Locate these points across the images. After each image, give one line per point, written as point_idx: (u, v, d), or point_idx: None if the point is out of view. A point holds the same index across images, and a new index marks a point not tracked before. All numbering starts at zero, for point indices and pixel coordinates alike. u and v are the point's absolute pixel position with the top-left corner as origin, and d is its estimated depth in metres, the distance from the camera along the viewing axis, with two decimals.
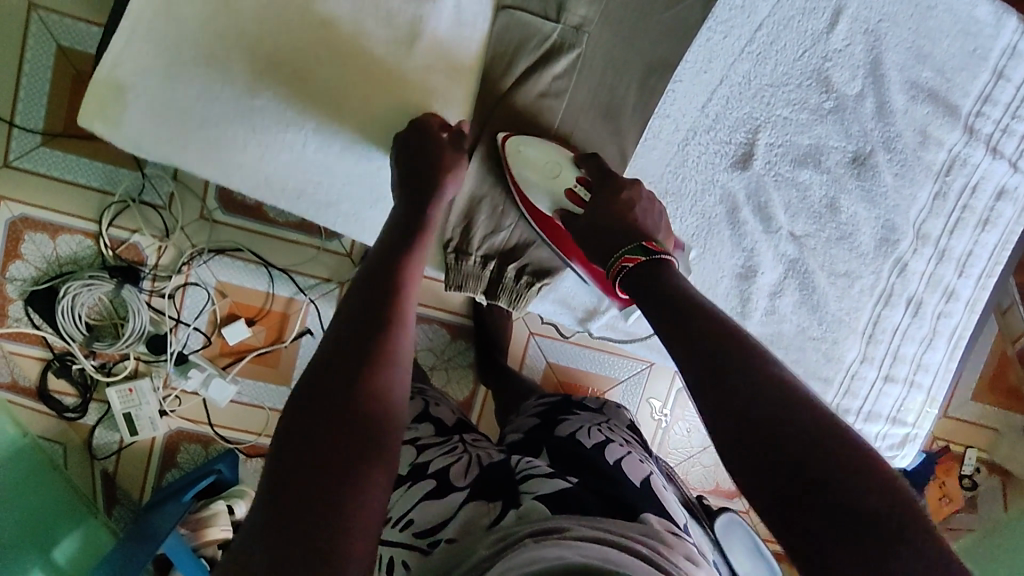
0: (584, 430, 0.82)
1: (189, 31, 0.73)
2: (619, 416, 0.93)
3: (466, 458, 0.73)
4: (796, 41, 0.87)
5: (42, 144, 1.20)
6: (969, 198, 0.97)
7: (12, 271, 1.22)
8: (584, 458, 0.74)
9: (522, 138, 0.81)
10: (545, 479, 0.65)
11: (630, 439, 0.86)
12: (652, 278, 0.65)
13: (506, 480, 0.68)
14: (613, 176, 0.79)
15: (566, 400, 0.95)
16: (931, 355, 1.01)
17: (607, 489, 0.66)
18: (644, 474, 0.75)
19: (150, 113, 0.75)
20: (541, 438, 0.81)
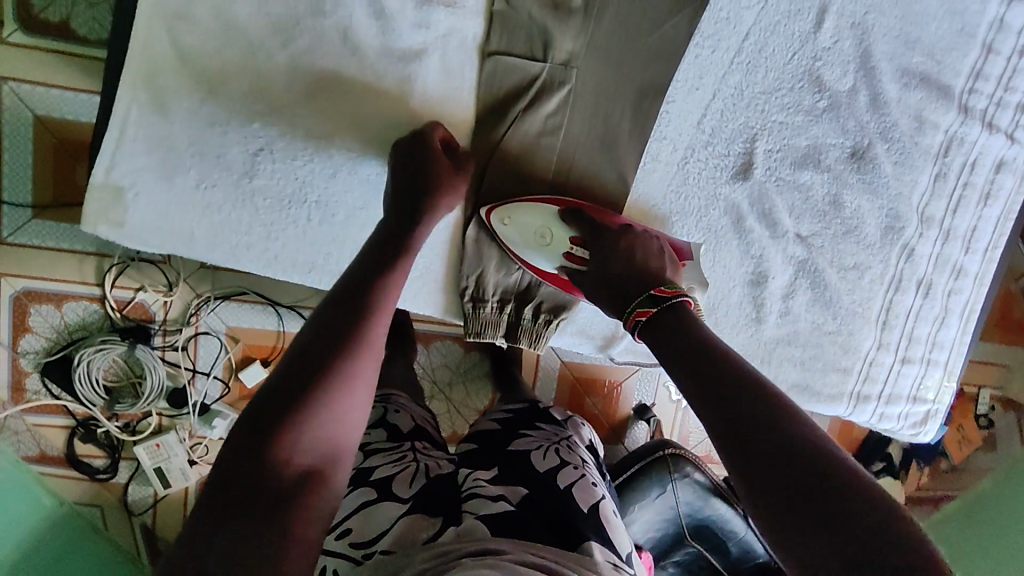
0: (542, 448, 0.78)
1: (179, 127, 0.74)
2: (579, 435, 0.88)
3: (414, 469, 0.73)
4: (784, 45, 0.86)
5: (33, 217, 1.18)
6: (969, 175, 0.97)
7: (23, 345, 1.22)
8: (535, 476, 0.72)
9: (509, 208, 0.82)
10: (490, 497, 0.66)
11: (589, 459, 0.82)
12: (671, 325, 0.61)
13: (451, 497, 0.69)
14: (604, 232, 0.77)
15: (530, 411, 0.90)
16: (946, 332, 1.02)
17: (554, 510, 0.66)
18: (594, 499, 0.71)
19: (152, 206, 0.75)
20: (495, 451, 0.77)
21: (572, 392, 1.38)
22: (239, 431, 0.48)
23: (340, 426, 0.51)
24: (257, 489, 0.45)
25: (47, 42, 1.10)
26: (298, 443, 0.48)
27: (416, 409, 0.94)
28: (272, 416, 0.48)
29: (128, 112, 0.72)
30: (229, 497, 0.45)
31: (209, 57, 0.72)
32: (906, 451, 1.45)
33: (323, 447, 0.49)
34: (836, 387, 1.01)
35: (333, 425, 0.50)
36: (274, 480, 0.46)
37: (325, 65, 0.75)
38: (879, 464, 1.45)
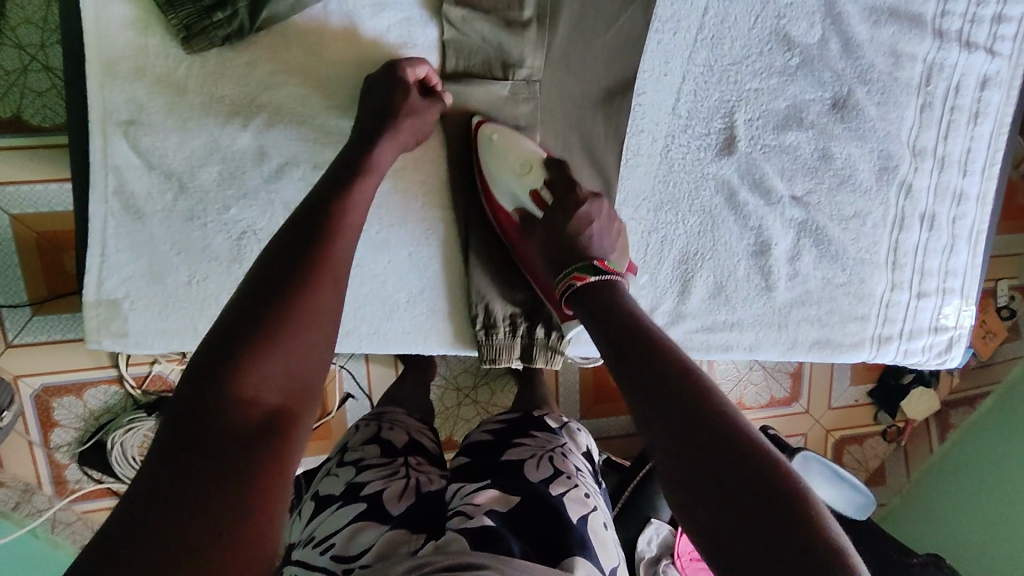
0: (534, 457, 0.73)
1: (159, 228, 0.73)
2: (574, 442, 0.82)
3: (406, 483, 0.71)
4: (746, 11, 0.83)
5: (34, 314, 1.18)
6: (955, 99, 0.94)
7: (55, 440, 1.23)
8: (522, 488, 0.67)
9: (496, 127, 0.78)
10: (471, 509, 0.61)
11: (584, 467, 0.77)
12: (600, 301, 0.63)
13: (434, 512, 0.64)
14: (574, 187, 0.76)
15: (525, 418, 0.85)
16: (957, 259, 1.01)
17: (540, 524, 0.61)
18: (585, 510, 0.66)
19: (147, 306, 0.74)
20: (486, 463, 0.73)
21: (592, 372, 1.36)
22: (194, 374, 0.45)
23: (304, 361, 0.49)
24: (219, 417, 0.43)
25: (13, 142, 1.08)
26: (263, 375, 0.46)
27: (413, 423, 0.90)
28: (241, 341, 0.47)
29: (105, 224, 0.71)
30: (180, 434, 0.42)
31: (173, 152, 0.71)
32: None
33: (289, 382, 0.47)
34: (857, 335, 0.99)
35: (297, 362, 0.48)
36: (236, 421, 0.43)
37: (289, 134, 0.74)
38: (910, 375, 1.46)
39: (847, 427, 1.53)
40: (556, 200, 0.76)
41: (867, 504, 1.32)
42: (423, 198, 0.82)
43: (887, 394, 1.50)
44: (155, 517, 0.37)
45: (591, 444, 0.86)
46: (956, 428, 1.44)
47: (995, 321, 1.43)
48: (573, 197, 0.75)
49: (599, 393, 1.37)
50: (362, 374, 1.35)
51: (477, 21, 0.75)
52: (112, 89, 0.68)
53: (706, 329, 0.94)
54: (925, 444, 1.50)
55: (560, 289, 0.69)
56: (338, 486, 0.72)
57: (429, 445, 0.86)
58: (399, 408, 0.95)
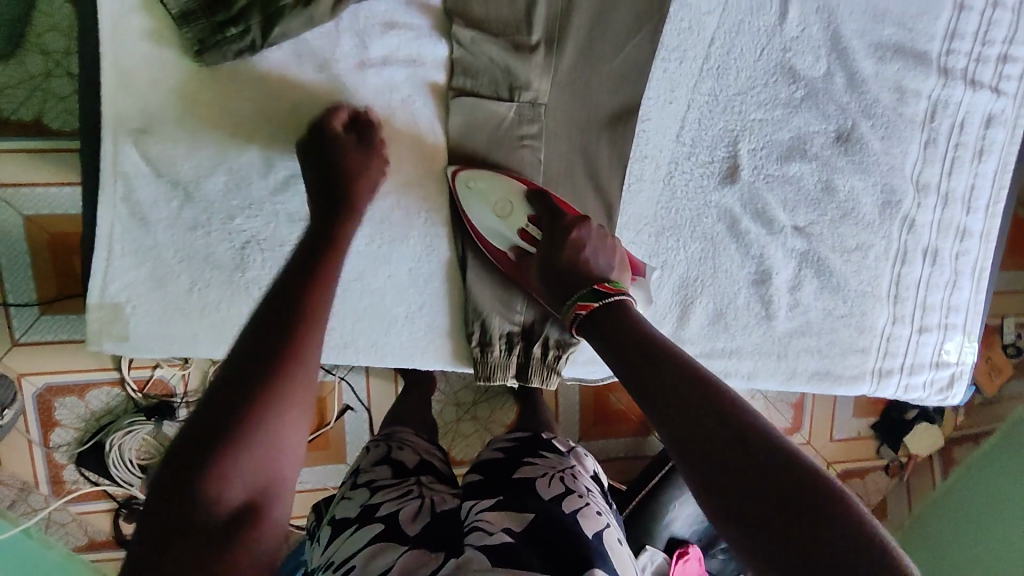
0: (545, 475, 0.73)
1: (165, 235, 0.74)
2: (583, 465, 0.80)
3: (419, 503, 0.70)
4: (752, 43, 0.85)
5: (41, 313, 1.20)
6: (959, 135, 0.95)
7: (54, 439, 1.24)
8: (538, 502, 0.67)
9: (474, 173, 0.80)
10: (489, 529, 0.62)
11: (596, 486, 0.76)
12: (604, 321, 0.62)
13: (451, 533, 0.64)
14: (560, 215, 0.77)
15: (535, 437, 0.85)
16: (959, 295, 1.01)
17: (556, 540, 0.61)
18: (602, 529, 0.65)
19: (149, 311, 0.75)
20: (499, 480, 0.72)
21: (594, 394, 1.36)
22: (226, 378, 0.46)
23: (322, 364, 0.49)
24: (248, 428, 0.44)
25: (33, 144, 1.10)
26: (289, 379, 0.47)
27: (422, 443, 0.90)
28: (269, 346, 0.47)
29: (112, 230, 0.72)
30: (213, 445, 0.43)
31: (182, 160, 0.72)
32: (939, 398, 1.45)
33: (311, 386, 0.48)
34: (857, 368, 0.99)
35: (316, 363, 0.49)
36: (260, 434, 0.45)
37: (295, 148, 0.75)
38: (915, 410, 1.45)
39: (852, 461, 1.51)
40: (542, 232, 0.78)
41: None
42: (426, 215, 0.82)
43: (890, 428, 1.48)
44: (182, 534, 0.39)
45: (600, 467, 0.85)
46: (960, 465, 1.43)
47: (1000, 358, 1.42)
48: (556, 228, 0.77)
49: (599, 414, 1.37)
50: (362, 387, 1.36)
51: (485, 43, 0.77)
52: (127, 97, 0.70)
53: (705, 355, 0.94)
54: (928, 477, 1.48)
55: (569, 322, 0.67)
56: (352, 508, 0.72)
57: (439, 463, 0.86)
58: (405, 428, 0.95)
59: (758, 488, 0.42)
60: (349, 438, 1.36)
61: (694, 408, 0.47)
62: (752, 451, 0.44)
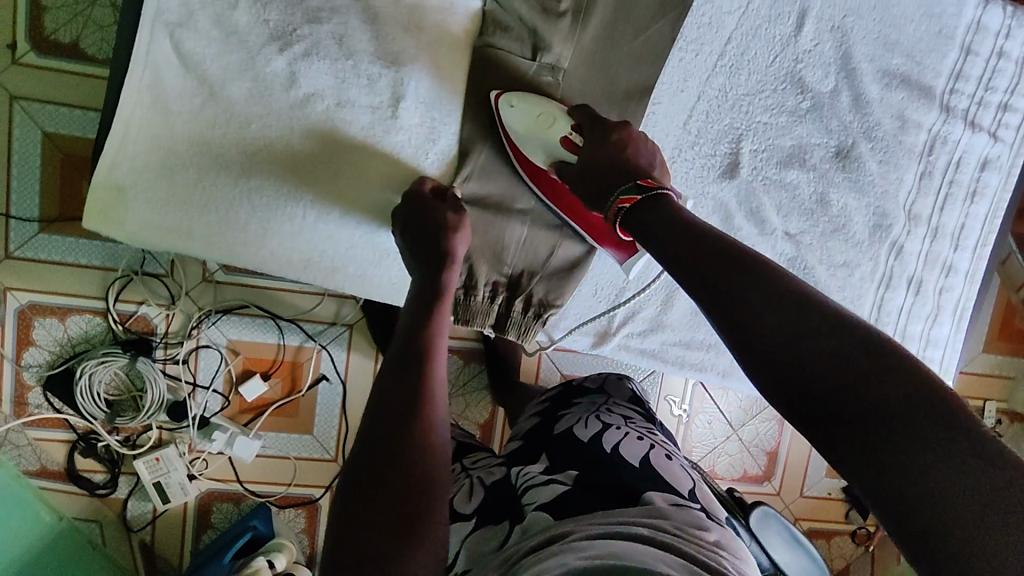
0: (581, 419, 0.86)
1: (180, 131, 0.76)
2: (620, 392, 0.97)
3: (470, 481, 0.78)
4: (766, 48, 0.89)
5: (40, 231, 1.21)
6: (954, 173, 0.98)
7: (27, 358, 1.24)
8: (584, 450, 0.79)
9: (517, 93, 0.81)
10: (542, 486, 0.72)
11: (631, 414, 0.91)
12: (649, 213, 0.69)
13: (509, 493, 0.74)
14: (602, 121, 0.79)
15: (566, 390, 0.97)
16: (938, 330, 1.03)
17: (606, 477, 0.73)
18: (644, 452, 0.80)
19: (151, 207, 0.77)
20: (542, 437, 0.85)
21: None
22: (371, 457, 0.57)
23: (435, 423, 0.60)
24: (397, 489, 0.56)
25: (69, 65, 1.15)
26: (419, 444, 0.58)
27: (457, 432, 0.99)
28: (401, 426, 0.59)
29: (131, 117, 0.74)
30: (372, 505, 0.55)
31: (210, 62, 0.75)
32: None
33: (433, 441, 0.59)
34: None
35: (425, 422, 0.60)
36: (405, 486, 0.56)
37: (320, 66, 0.77)
38: None
39: (817, 519, 1.52)
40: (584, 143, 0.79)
41: None
42: (434, 158, 0.84)
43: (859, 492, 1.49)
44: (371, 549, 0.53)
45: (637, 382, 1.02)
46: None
47: None
48: (601, 135, 0.78)
49: None
50: (341, 359, 1.36)
51: (517, 0, 0.80)
52: None
53: (685, 344, 0.96)
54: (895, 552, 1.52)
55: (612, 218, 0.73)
56: None
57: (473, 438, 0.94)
58: None
59: (844, 376, 0.51)
60: (319, 409, 1.36)
61: (780, 307, 0.55)
62: (829, 330, 0.52)
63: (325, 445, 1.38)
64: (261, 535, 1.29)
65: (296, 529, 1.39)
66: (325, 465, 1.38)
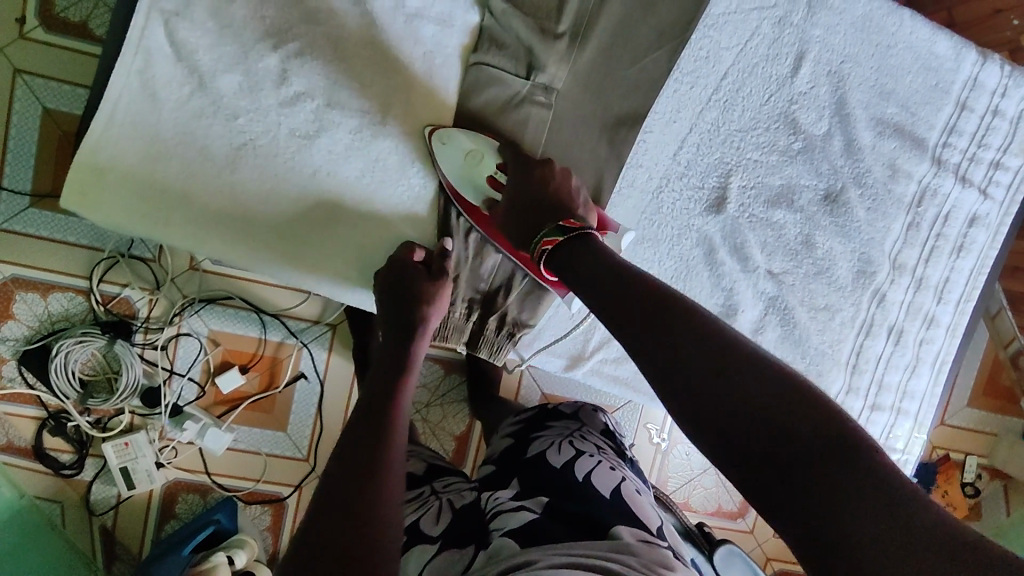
0: (555, 445, 0.85)
1: (168, 118, 0.76)
2: (593, 422, 0.95)
3: (440, 505, 0.78)
4: (761, 87, 0.89)
5: (30, 205, 1.20)
6: (942, 227, 0.98)
7: (4, 331, 1.22)
8: (556, 476, 0.78)
9: (448, 130, 0.81)
10: (511, 511, 0.70)
11: (604, 445, 0.90)
12: (580, 254, 0.72)
13: (477, 520, 0.73)
14: (528, 164, 0.80)
15: (541, 412, 0.97)
16: (915, 381, 1.02)
17: (577, 507, 0.71)
18: (615, 482, 0.79)
19: (131, 189, 0.76)
20: (514, 462, 0.84)
21: None
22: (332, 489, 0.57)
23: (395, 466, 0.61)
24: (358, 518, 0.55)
25: (75, 43, 1.15)
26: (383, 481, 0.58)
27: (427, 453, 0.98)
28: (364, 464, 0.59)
29: (119, 99, 0.74)
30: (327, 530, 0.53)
31: (203, 53, 0.75)
32: None
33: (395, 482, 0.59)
34: None
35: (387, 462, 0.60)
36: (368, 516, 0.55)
37: (313, 67, 0.78)
38: None
39: (787, 561, 1.52)
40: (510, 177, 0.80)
41: None
42: (420, 164, 0.83)
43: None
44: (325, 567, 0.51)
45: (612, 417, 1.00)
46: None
47: (958, 496, 1.53)
48: (526, 173, 0.79)
49: None
50: (322, 359, 1.35)
51: (515, 18, 0.80)
52: None
53: None
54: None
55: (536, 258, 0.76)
56: None
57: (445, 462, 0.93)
58: None
59: (770, 430, 0.54)
60: (295, 407, 1.35)
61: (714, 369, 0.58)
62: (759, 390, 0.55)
63: (298, 445, 1.36)
64: (223, 530, 1.27)
65: (260, 527, 1.36)
66: (297, 465, 1.36)
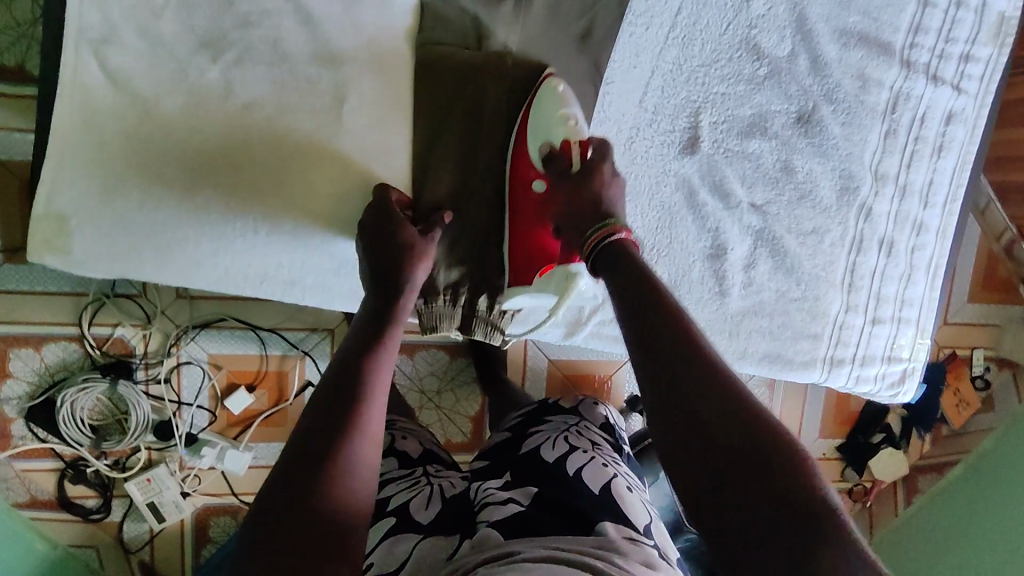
0: (549, 439, 0.80)
1: (120, 153, 0.74)
2: (591, 416, 0.89)
3: (429, 491, 0.74)
4: (718, 17, 0.87)
5: (5, 261, 1.18)
6: (919, 130, 0.97)
7: (5, 391, 1.21)
8: (546, 472, 0.73)
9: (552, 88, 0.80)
10: (499, 503, 0.67)
11: (601, 440, 0.83)
12: (614, 263, 0.65)
13: (465, 512, 0.70)
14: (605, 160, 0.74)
15: (541, 407, 0.92)
16: (913, 289, 1.02)
17: (565, 505, 0.67)
18: (608, 477, 0.73)
19: (98, 232, 0.75)
20: (506, 458, 0.79)
21: (561, 386, 1.40)
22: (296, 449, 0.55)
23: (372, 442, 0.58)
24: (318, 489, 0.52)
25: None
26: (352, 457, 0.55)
27: (423, 434, 0.95)
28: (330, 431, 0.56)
29: (64, 142, 0.72)
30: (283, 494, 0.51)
31: (140, 79, 0.73)
32: (904, 421, 1.52)
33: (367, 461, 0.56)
34: (808, 354, 1.00)
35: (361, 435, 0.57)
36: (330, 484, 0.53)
37: (257, 74, 0.75)
38: (879, 435, 1.52)
39: None
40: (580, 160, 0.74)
41: None
42: (383, 156, 0.81)
43: (856, 452, 1.53)
44: (277, 536, 0.49)
45: (610, 409, 0.94)
46: (925, 492, 1.51)
47: (969, 392, 1.53)
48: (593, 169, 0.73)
49: None
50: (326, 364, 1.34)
51: None
52: (90, 10, 0.70)
53: None
54: (891, 506, 1.57)
55: (591, 241, 0.68)
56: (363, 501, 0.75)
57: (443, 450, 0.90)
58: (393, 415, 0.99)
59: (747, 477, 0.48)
60: None
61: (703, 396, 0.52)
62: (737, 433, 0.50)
63: None
64: None
65: None
66: None
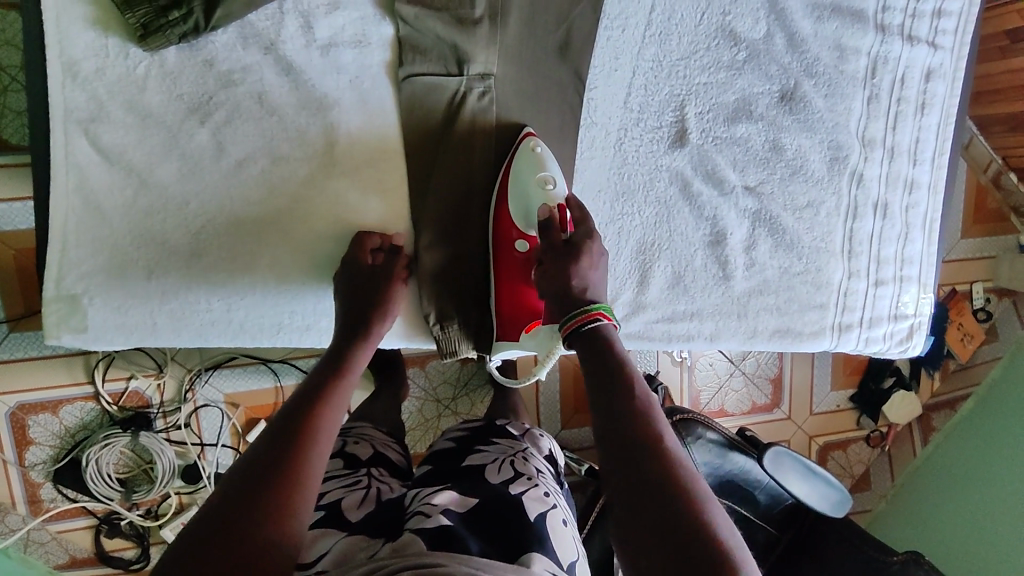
0: (495, 461, 0.74)
1: (120, 223, 0.74)
2: (537, 446, 0.83)
3: (365, 496, 0.68)
4: (692, 8, 0.87)
5: (10, 331, 1.17)
6: (900, 90, 0.97)
7: (29, 458, 1.21)
8: (484, 489, 0.66)
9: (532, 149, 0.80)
10: (429, 510, 0.60)
11: (545, 471, 0.77)
12: (590, 342, 0.61)
13: (394, 518, 0.63)
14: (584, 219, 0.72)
15: (488, 427, 0.85)
16: (912, 247, 1.03)
17: (500, 526, 0.60)
18: (546, 506, 0.66)
19: (108, 303, 0.75)
20: (449, 469, 0.73)
21: (575, 379, 1.38)
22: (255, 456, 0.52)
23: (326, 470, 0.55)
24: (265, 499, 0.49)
25: None
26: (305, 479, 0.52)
27: (380, 437, 0.89)
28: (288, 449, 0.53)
29: (66, 221, 0.72)
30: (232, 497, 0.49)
31: (131, 149, 0.73)
32: (914, 362, 1.55)
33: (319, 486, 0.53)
34: (817, 324, 1.01)
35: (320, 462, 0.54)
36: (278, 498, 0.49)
37: (246, 129, 0.75)
38: (890, 378, 1.55)
39: (832, 433, 1.58)
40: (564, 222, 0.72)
41: (845, 501, 1.24)
42: (379, 192, 0.81)
43: (868, 398, 1.56)
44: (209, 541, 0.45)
45: (553, 442, 0.88)
46: (940, 431, 1.52)
47: (972, 324, 1.54)
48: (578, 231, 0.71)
49: (581, 400, 1.39)
50: None
51: (430, 18, 0.77)
52: (74, 89, 0.71)
53: (668, 320, 0.96)
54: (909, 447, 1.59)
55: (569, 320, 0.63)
56: None
57: (397, 460, 0.84)
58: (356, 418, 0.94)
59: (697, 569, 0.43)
60: None
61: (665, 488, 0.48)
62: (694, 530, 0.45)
63: None
64: None
65: None
66: None
